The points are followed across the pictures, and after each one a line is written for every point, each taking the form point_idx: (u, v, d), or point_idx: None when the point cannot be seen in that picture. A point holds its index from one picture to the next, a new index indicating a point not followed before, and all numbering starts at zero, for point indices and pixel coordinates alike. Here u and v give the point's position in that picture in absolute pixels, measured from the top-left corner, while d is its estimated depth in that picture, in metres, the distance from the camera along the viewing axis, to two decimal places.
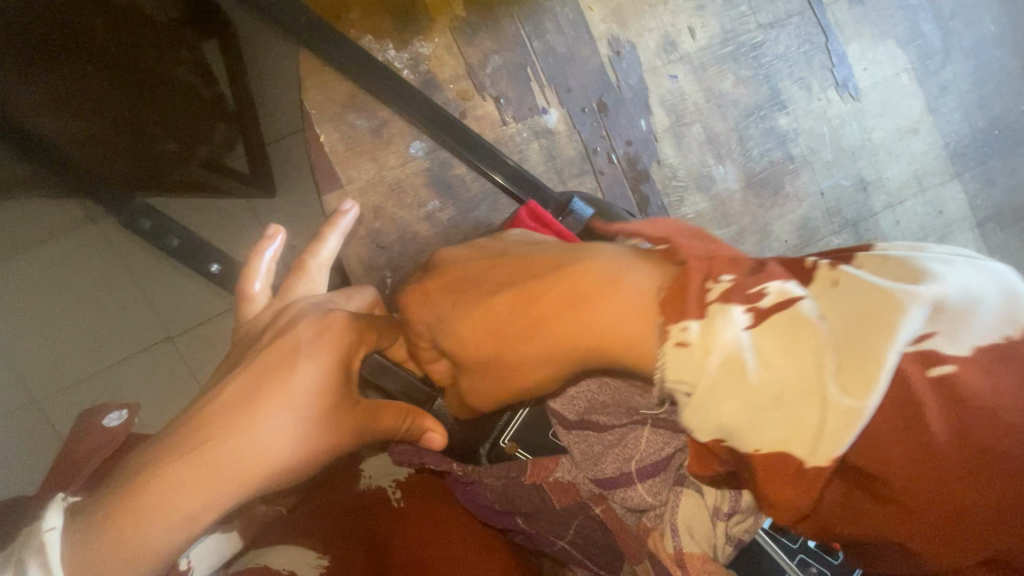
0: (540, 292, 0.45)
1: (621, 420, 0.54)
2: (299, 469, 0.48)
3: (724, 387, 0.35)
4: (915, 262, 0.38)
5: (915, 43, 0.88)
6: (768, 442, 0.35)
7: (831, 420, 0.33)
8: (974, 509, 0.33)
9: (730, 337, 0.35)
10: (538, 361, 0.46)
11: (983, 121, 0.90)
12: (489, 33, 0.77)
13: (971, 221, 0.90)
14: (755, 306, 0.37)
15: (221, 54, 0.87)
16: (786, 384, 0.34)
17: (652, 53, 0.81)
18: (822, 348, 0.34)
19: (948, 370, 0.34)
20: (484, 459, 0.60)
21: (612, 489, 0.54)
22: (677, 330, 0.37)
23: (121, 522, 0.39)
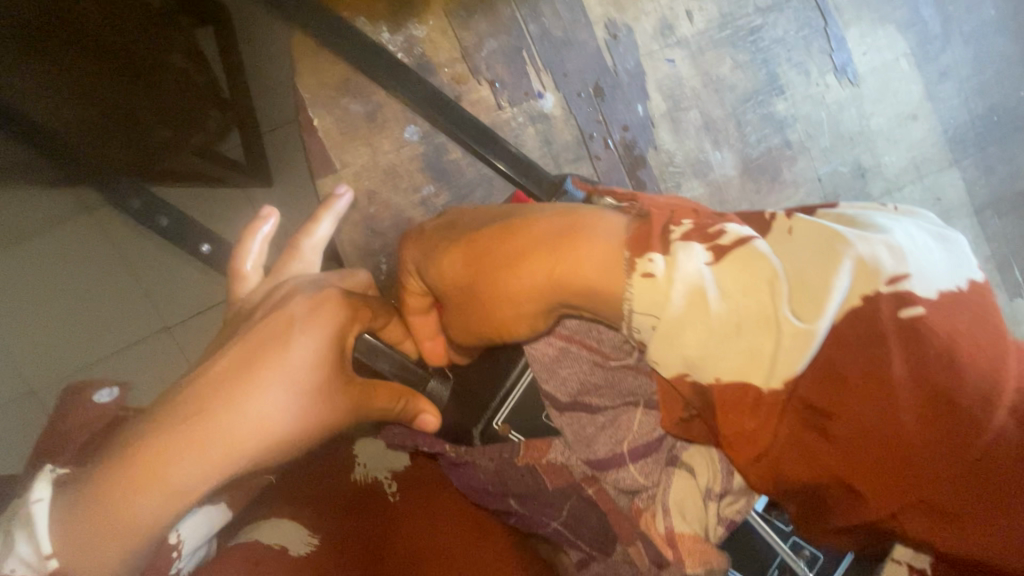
0: (526, 231, 0.48)
1: (612, 401, 0.54)
2: (294, 446, 0.48)
3: (690, 315, 0.41)
4: (866, 220, 0.45)
5: (914, 28, 0.87)
6: (726, 366, 0.41)
7: (785, 342, 0.39)
8: (912, 443, 0.37)
9: (693, 269, 0.41)
10: (530, 303, 0.48)
11: (982, 107, 0.89)
12: (484, 16, 0.76)
13: (969, 208, 0.90)
14: (715, 245, 0.42)
15: (216, 41, 0.87)
16: (747, 314, 0.40)
17: (649, 37, 0.81)
18: (775, 280, 0.40)
19: (920, 312, 0.38)
20: (476, 441, 0.60)
21: (604, 471, 0.54)
22: (644, 263, 0.42)
23: (113, 494, 0.39)
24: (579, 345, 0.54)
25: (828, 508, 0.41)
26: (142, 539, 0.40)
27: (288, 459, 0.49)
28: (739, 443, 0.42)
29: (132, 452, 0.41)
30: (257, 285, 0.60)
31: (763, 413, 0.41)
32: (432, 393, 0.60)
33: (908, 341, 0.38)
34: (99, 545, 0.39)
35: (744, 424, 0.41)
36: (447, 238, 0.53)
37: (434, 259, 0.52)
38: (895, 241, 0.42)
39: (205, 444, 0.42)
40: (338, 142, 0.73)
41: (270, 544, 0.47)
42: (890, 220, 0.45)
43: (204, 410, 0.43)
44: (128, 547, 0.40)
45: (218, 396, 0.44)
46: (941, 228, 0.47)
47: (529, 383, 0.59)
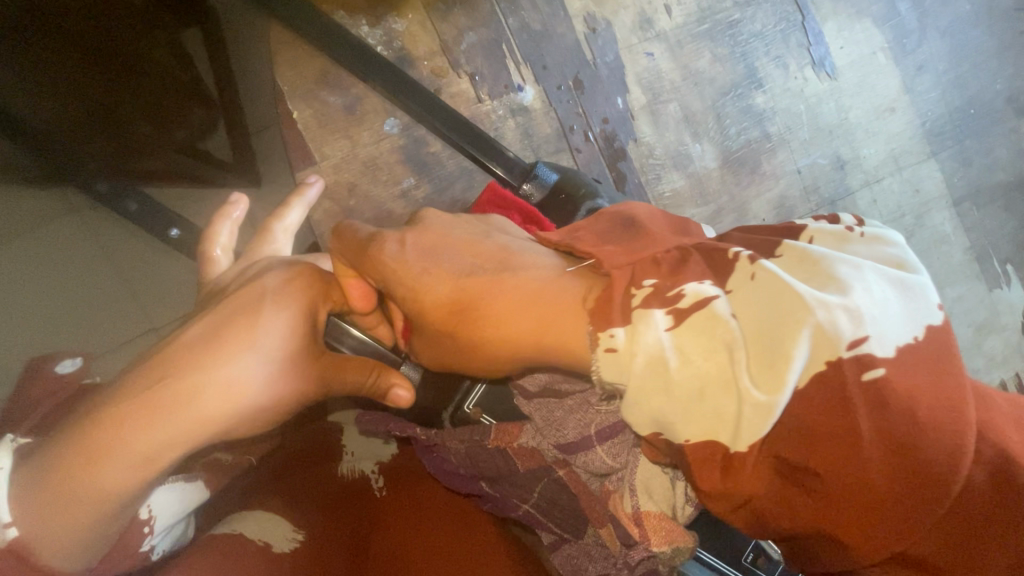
0: (500, 285, 0.44)
1: (579, 386, 0.51)
2: (262, 412, 0.49)
3: (653, 385, 0.35)
4: (832, 262, 0.35)
5: (891, 22, 0.88)
6: (692, 435, 0.35)
7: (746, 414, 0.33)
8: (890, 498, 0.32)
9: (651, 338, 0.35)
10: (504, 355, 0.44)
11: (958, 100, 0.90)
12: (463, 10, 0.76)
13: (948, 200, 0.91)
14: (674, 307, 0.36)
15: (202, 40, 0.73)
16: (713, 382, 0.34)
17: (628, 30, 0.81)
18: (733, 346, 0.34)
19: (880, 373, 0.32)
20: (448, 423, 0.59)
21: (574, 454, 0.52)
22: (605, 337, 0.37)
23: (77, 463, 0.40)
24: None
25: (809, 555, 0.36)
26: (104, 507, 0.41)
27: (258, 428, 0.50)
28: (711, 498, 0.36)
29: (92, 423, 0.41)
30: (226, 266, 0.63)
31: (736, 479, 0.34)
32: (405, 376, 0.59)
33: (880, 402, 0.32)
34: (67, 509, 0.40)
35: (717, 485, 0.35)
36: (425, 263, 0.47)
37: (414, 280, 0.47)
38: (859, 297, 0.33)
39: (173, 412, 0.43)
40: (317, 133, 0.75)
41: (255, 539, 0.44)
42: (855, 263, 0.35)
43: (165, 380, 0.43)
44: (93, 510, 0.41)
45: (187, 365, 0.45)
46: (902, 259, 0.37)
47: None
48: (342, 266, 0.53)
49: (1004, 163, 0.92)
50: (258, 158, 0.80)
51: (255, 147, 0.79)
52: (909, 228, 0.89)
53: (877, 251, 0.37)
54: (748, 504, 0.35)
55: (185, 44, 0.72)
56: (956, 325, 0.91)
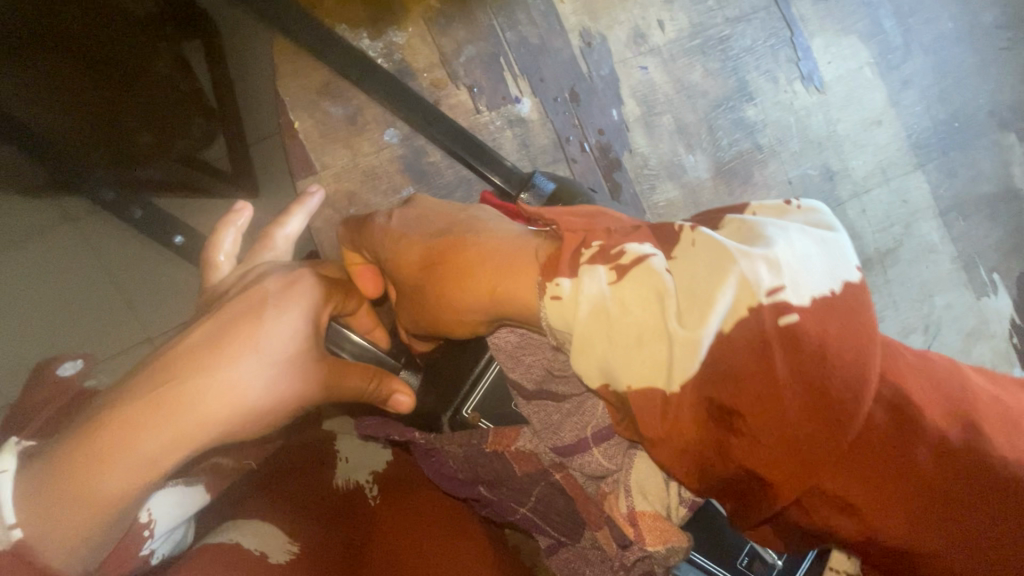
0: (462, 253, 0.48)
1: (576, 389, 0.52)
2: (263, 417, 0.49)
3: (592, 328, 0.38)
4: (762, 226, 0.38)
5: (876, 38, 0.91)
6: (631, 378, 0.36)
7: (675, 352, 0.34)
8: (810, 440, 0.33)
9: (593, 286, 0.38)
10: (465, 314, 0.48)
11: (943, 114, 0.93)
12: (462, 24, 0.79)
13: (935, 210, 0.93)
14: (617, 263, 0.38)
15: (201, 50, 0.74)
16: (647, 327, 0.36)
17: (622, 44, 0.83)
18: (665, 293, 0.36)
19: (795, 319, 0.33)
20: (445, 426, 0.61)
21: (571, 457, 0.53)
22: (551, 286, 0.40)
23: (83, 465, 0.40)
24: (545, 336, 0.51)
25: (746, 511, 0.37)
26: (104, 515, 0.41)
27: (258, 433, 0.51)
28: (652, 448, 0.37)
29: (97, 426, 0.41)
30: (227, 273, 0.64)
31: (672, 421, 0.36)
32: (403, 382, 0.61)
33: (794, 345, 0.33)
34: (72, 513, 0.39)
35: (656, 429, 0.36)
36: (408, 233, 0.53)
37: (399, 252, 0.52)
38: (780, 251, 0.35)
39: (177, 414, 0.43)
40: (318, 143, 0.78)
41: (251, 550, 0.44)
42: (782, 227, 0.37)
43: (170, 382, 0.44)
44: (99, 515, 0.40)
45: (190, 369, 0.45)
46: (832, 228, 0.39)
47: (495, 374, 0.61)
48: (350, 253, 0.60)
49: (988, 174, 0.94)
50: (259, 168, 0.76)
51: (254, 159, 0.76)
52: (897, 237, 0.91)
53: (811, 220, 0.40)
54: (686, 451, 0.36)
55: (185, 53, 0.75)
56: (946, 333, 0.92)
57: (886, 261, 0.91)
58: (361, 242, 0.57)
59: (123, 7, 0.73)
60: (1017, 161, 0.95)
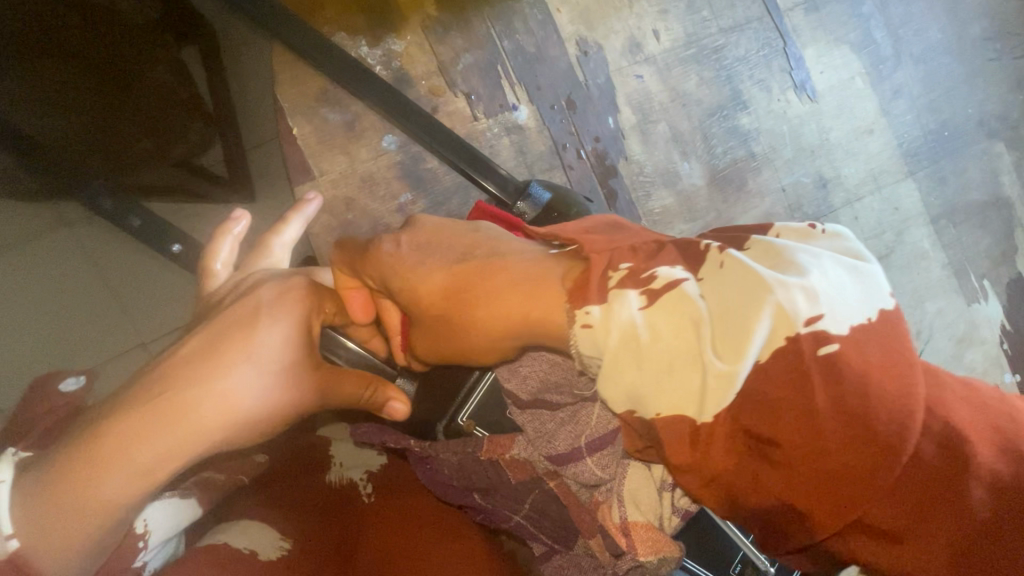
0: (490, 276, 0.45)
1: (571, 398, 0.54)
2: (260, 423, 0.50)
3: (621, 354, 0.38)
4: (792, 252, 0.39)
5: (867, 48, 0.92)
6: (664, 405, 0.38)
7: (710, 381, 0.36)
8: (848, 470, 0.34)
9: (625, 314, 0.38)
10: (499, 338, 0.46)
11: (933, 122, 0.95)
12: (460, 32, 0.79)
13: (926, 217, 0.94)
14: (649, 288, 0.39)
15: (202, 58, 0.77)
16: (680, 356, 0.37)
17: (618, 54, 0.85)
18: (699, 323, 0.37)
19: (834, 348, 0.34)
20: (440, 434, 0.59)
21: (564, 465, 0.54)
22: (582, 314, 0.40)
23: (83, 473, 0.40)
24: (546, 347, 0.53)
25: (780, 538, 0.38)
26: (105, 521, 0.41)
27: (255, 439, 0.51)
28: (684, 474, 0.39)
29: (96, 432, 0.41)
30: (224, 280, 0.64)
31: (706, 448, 0.37)
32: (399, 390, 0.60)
33: (833, 376, 0.34)
34: (70, 520, 0.39)
35: (689, 458, 0.37)
36: (421, 259, 0.49)
37: (415, 275, 0.48)
38: (815, 280, 0.36)
39: (178, 421, 0.43)
40: (315, 149, 0.78)
41: (242, 548, 0.44)
42: (814, 254, 0.38)
43: (169, 389, 0.44)
44: (95, 522, 0.41)
45: (187, 377, 0.45)
46: (859, 254, 0.40)
47: (491, 383, 0.58)
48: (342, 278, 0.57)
49: (977, 183, 0.96)
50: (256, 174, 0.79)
51: (252, 165, 0.79)
52: (889, 244, 0.93)
53: (838, 246, 0.41)
54: (717, 481, 0.38)
55: (185, 60, 0.76)
56: (937, 339, 0.94)
57: None
58: (363, 269, 0.53)
59: (121, 12, 0.74)
60: (1005, 170, 0.97)
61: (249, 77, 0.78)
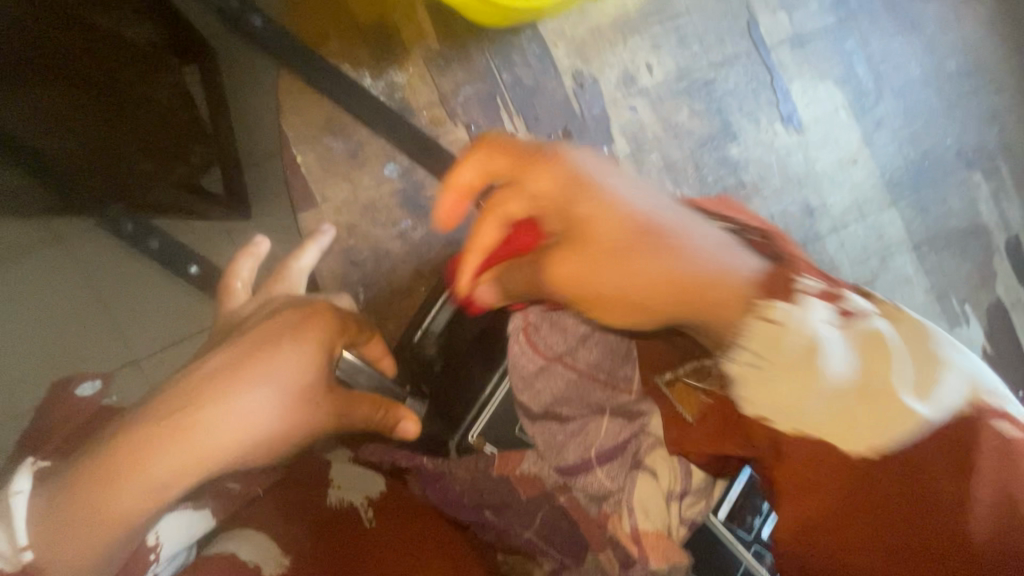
0: (650, 236, 0.47)
1: (581, 410, 0.58)
2: (270, 446, 0.48)
3: (796, 364, 0.45)
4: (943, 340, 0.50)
5: (849, 83, 0.96)
6: (815, 421, 0.44)
7: (878, 412, 0.43)
8: (945, 533, 0.41)
9: (812, 326, 0.45)
10: (612, 293, 0.47)
11: (914, 153, 0.99)
12: (461, 65, 0.82)
13: (909, 244, 0.98)
14: (840, 316, 0.48)
15: (202, 77, 0.74)
16: (864, 388, 0.44)
17: (613, 86, 0.88)
18: (892, 360, 0.45)
19: (1006, 426, 0.43)
20: (453, 451, 0.66)
21: (574, 476, 0.57)
22: (766, 307, 0.45)
23: (100, 487, 0.42)
24: (560, 363, 0.58)
25: None
26: (118, 528, 0.43)
27: (265, 459, 0.50)
28: (797, 492, 0.45)
29: (111, 449, 0.42)
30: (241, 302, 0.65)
31: (830, 474, 0.44)
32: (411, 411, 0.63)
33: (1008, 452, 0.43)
34: (86, 529, 0.42)
35: (811, 478, 0.45)
36: (627, 200, 0.49)
37: (606, 219, 0.47)
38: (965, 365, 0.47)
39: (185, 443, 0.43)
40: (318, 176, 0.80)
41: (246, 561, 0.47)
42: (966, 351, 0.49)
43: (182, 409, 0.44)
44: (111, 532, 0.43)
45: (203, 398, 0.44)
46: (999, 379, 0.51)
47: (502, 399, 0.66)
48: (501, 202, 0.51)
49: (957, 211, 1.00)
50: (255, 191, 0.77)
51: (249, 180, 0.77)
52: (874, 270, 0.96)
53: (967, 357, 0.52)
54: (828, 511, 0.44)
55: (187, 84, 0.73)
56: None
57: None
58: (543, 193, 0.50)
59: (124, 35, 0.70)
60: (983, 199, 1.01)
61: (252, 101, 0.78)
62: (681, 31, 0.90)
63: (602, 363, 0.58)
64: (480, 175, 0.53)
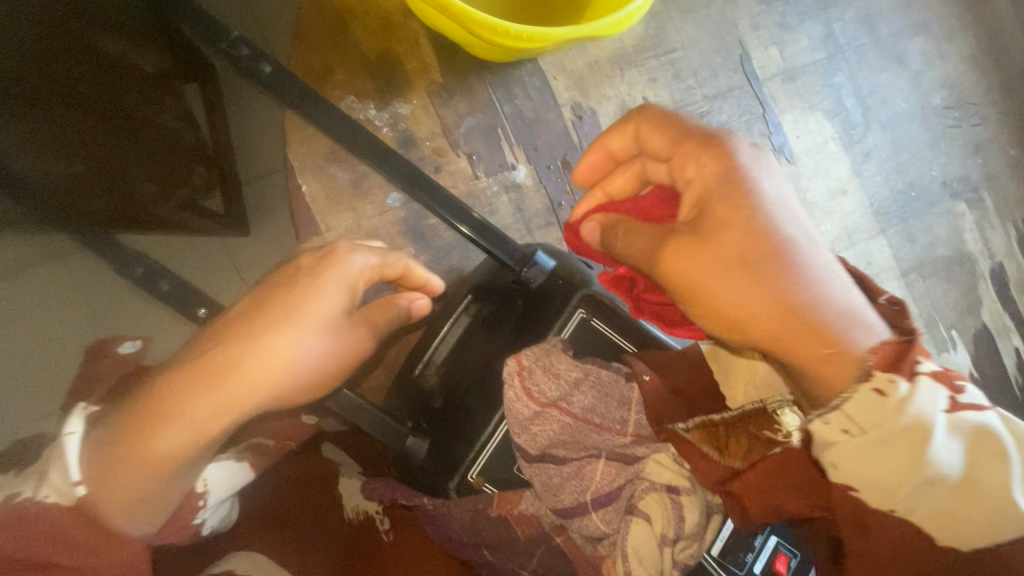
0: (786, 262, 0.43)
1: (577, 453, 0.58)
2: (309, 380, 0.50)
3: (900, 444, 0.39)
4: None
5: (839, 115, 0.99)
6: (912, 507, 0.40)
7: (990, 513, 0.39)
8: None
9: (926, 408, 0.39)
10: (696, 287, 0.45)
11: (901, 183, 1.02)
12: (463, 97, 0.84)
13: (897, 271, 1.00)
14: (955, 398, 0.39)
15: (204, 101, 0.83)
16: (964, 482, 0.39)
17: (611, 118, 0.90)
18: (1010, 462, 0.39)
19: None
20: (452, 493, 0.62)
21: (570, 518, 0.59)
22: (882, 378, 0.39)
23: (144, 428, 0.43)
24: (555, 408, 0.57)
25: None
26: (160, 473, 0.44)
27: (302, 400, 0.52)
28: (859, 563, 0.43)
29: (157, 390, 0.44)
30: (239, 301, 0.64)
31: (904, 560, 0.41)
32: (410, 450, 0.66)
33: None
34: (130, 471, 0.43)
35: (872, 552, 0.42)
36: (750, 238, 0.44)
37: (744, 234, 0.44)
38: None
39: (220, 379, 0.45)
40: (323, 206, 0.82)
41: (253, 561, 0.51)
42: None
43: (217, 352, 0.46)
44: (154, 471, 0.44)
45: (238, 337, 0.47)
46: None
47: (501, 438, 0.62)
48: (652, 169, 0.53)
49: (943, 239, 1.03)
50: (251, 208, 0.88)
51: (246, 197, 0.88)
52: None
53: None
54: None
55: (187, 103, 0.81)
56: None
57: None
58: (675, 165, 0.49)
59: (132, 62, 0.73)
60: (968, 229, 1.04)
61: (250, 117, 0.87)
62: (676, 65, 0.93)
63: (597, 408, 0.58)
64: (627, 141, 0.54)
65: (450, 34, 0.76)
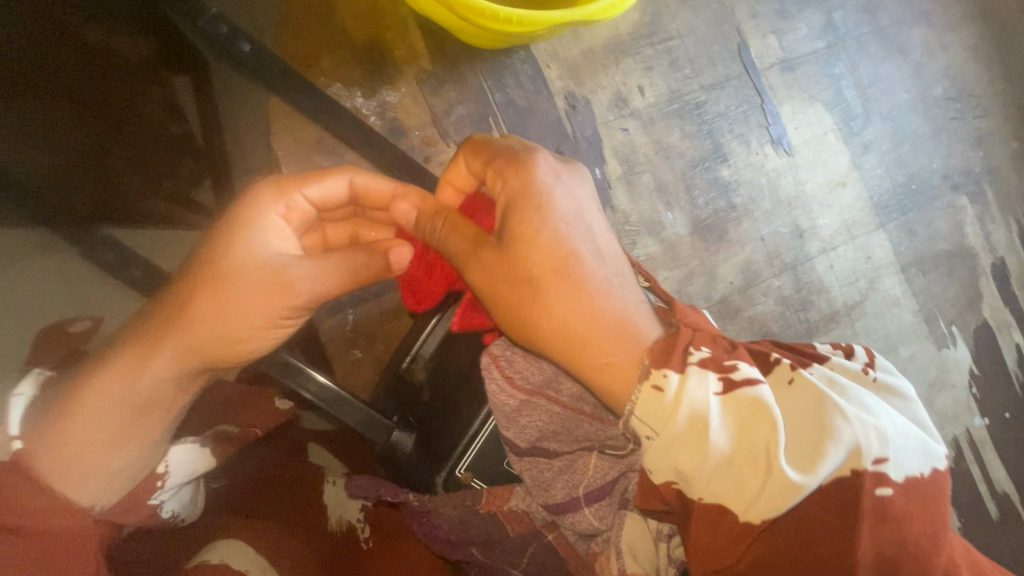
0: (567, 277, 0.47)
1: (569, 447, 0.56)
2: (230, 322, 0.47)
3: (681, 427, 0.43)
4: (853, 393, 0.45)
5: (838, 106, 0.97)
6: (711, 491, 0.43)
7: (773, 484, 0.41)
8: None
9: (699, 395, 0.43)
10: (509, 286, 0.48)
11: (901, 176, 1.00)
12: (454, 85, 0.82)
13: (897, 266, 0.98)
14: (727, 376, 0.44)
15: (192, 90, 0.74)
16: (744, 453, 0.42)
17: (605, 108, 0.88)
18: (778, 430, 0.42)
19: (888, 492, 0.41)
20: (439, 488, 0.62)
21: (562, 514, 0.58)
22: (657, 375, 0.44)
23: (85, 372, 0.48)
24: (543, 397, 0.53)
25: None
26: (91, 422, 0.46)
27: (251, 346, 0.49)
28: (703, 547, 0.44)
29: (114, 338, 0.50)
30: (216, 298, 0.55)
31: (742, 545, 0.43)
32: (395, 444, 0.65)
33: (883, 517, 0.41)
34: (59, 419, 0.46)
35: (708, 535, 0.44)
36: (559, 231, 0.48)
37: (548, 232, 0.48)
38: (884, 427, 0.43)
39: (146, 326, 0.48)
40: None
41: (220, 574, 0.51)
42: (879, 404, 0.45)
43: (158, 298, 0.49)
44: (89, 420, 0.46)
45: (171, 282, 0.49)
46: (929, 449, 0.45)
47: (490, 432, 0.61)
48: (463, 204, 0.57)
49: (944, 234, 1.01)
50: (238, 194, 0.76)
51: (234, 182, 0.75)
52: (862, 291, 0.97)
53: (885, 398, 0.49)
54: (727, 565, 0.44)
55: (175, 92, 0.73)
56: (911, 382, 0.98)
57: (852, 314, 0.96)
58: (503, 174, 0.51)
59: (117, 53, 0.70)
60: (969, 222, 1.02)
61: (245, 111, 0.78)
62: (672, 53, 0.91)
63: (588, 395, 0.53)
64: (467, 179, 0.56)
65: (440, 18, 0.74)
